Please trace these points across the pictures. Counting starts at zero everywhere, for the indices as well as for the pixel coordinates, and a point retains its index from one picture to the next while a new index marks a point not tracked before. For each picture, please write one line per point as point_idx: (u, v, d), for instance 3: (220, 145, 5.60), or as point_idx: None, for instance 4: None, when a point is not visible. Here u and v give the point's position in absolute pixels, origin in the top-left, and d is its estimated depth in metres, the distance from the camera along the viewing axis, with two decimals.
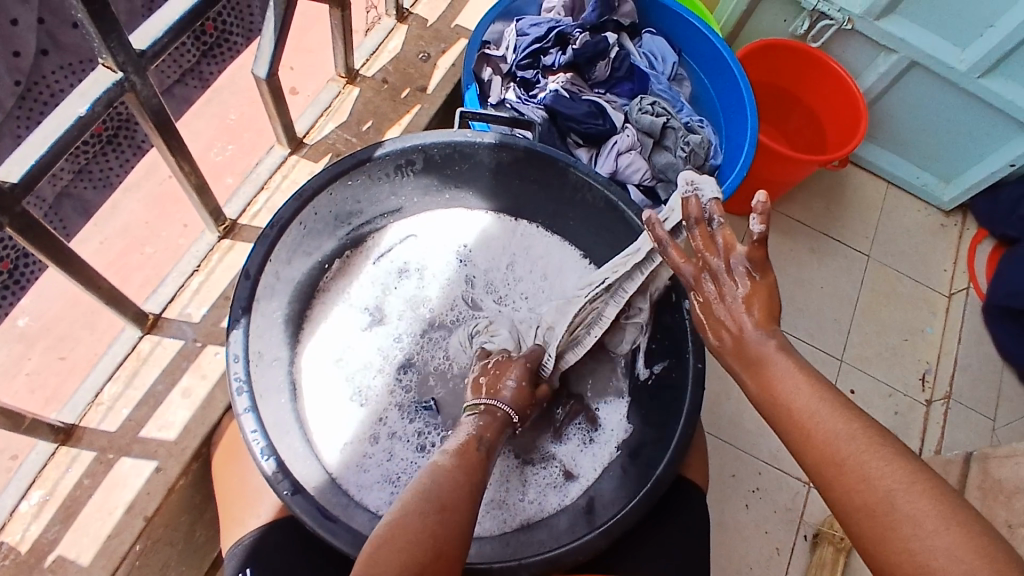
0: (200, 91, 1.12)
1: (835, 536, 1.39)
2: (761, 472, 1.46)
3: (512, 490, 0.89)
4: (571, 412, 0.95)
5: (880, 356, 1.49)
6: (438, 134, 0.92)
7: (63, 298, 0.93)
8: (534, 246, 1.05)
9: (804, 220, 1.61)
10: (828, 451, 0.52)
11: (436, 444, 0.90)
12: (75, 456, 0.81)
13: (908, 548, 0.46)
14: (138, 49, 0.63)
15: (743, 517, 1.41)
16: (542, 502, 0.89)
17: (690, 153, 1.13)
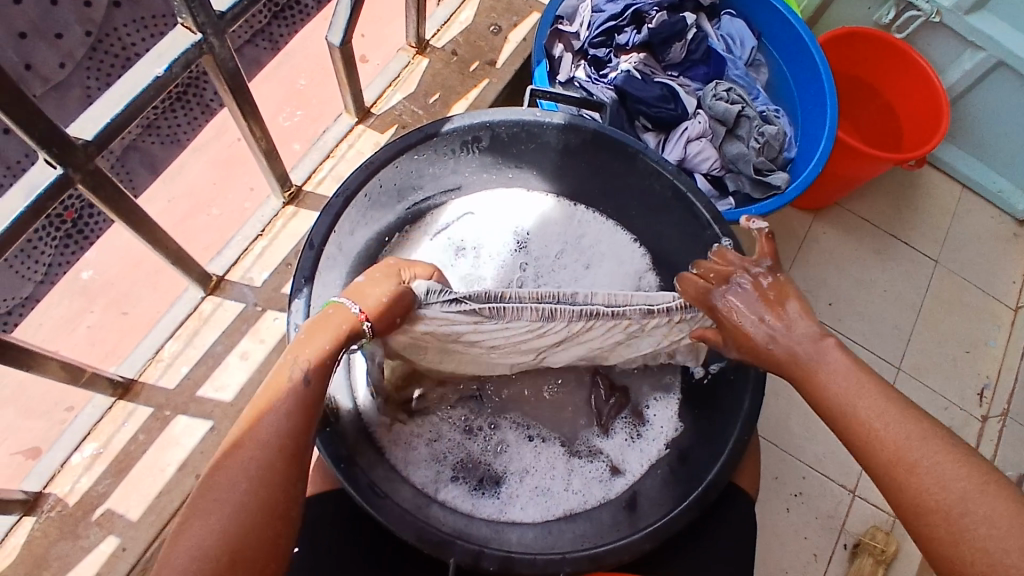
0: (270, 54, 1.10)
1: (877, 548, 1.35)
2: (805, 476, 1.43)
3: (556, 480, 0.88)
4: (618, 407, 0.93)
5: (938, 367, 1.43)
6: (508, 111, 0.90)
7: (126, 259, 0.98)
8: (587, 234, 1.02)
9: (874, 220, 1.55)
10: (895, 450, 0.50)
11: (482, 427, 0.90)
12: (131, 412, 0.85)
13: (988, 552, 0.45)
14: (218, 11, 0.61)
15: (783, 520, 1.39)
16: (586, 494, 0.87)
17: (764, 145, 1.07)
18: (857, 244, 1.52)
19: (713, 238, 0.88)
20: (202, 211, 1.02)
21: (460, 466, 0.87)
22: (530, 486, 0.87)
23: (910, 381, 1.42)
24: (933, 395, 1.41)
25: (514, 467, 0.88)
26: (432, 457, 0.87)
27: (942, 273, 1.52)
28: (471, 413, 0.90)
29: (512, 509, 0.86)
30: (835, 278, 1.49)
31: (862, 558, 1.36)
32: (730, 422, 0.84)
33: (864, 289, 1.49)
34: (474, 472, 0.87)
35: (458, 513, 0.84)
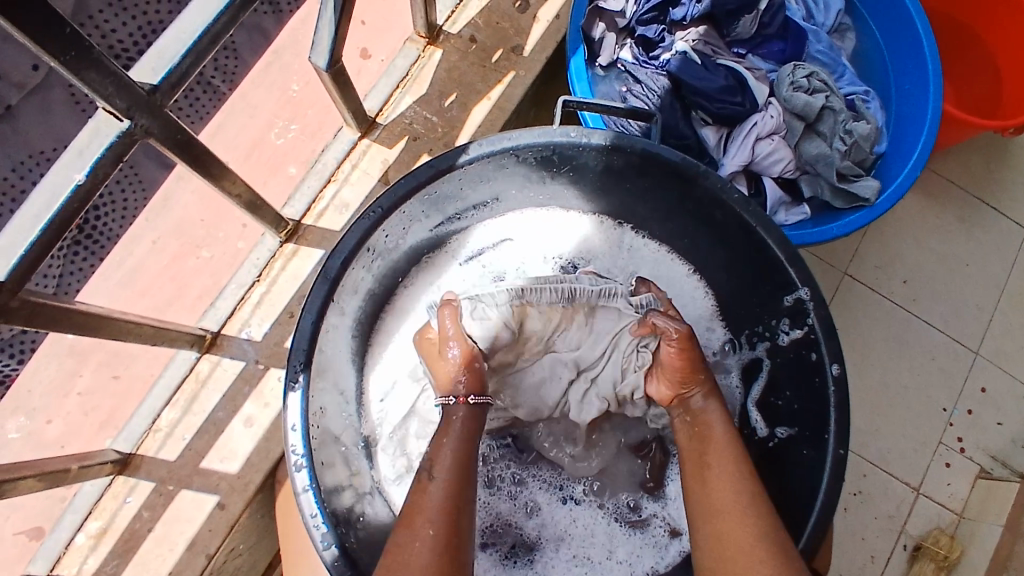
0: (275, 24, 0.97)
1: (942, 553, 1.15)
2: (866, 474, 1.20)
3: (597, 546, 0.77)
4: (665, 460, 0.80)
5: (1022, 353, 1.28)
6: (534, 133, 0.70)
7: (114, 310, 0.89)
8: (640, 265, 0.87)
9: (958, 182, 1.34)
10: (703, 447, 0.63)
11: (505, 477, 0.78)
12: (133, 487, 0.78)
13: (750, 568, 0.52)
14: (148, 85, 0.49)
15: (838, 522, 1.18)
16: (634, 564, 0.76)
17: (852, 145, 0.90)
18: (938, 214, 1.32)
19: (789, 285, 0.73)
20: (191, 253, 0.89)
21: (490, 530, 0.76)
22: (570, 554, 0.76)
23: (988, 368, 1.27)
24: (1014, 385, 1.26)
25: (552, 531, 0.77)
26: None
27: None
28: (490, 462, 0.78)
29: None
30: (913, 254, 1.30)
31: (923, 564, 1.16)
32: (799, 509, 0.71)
33: (944, 267, 1.30)
34: (506, 537, 0.76)
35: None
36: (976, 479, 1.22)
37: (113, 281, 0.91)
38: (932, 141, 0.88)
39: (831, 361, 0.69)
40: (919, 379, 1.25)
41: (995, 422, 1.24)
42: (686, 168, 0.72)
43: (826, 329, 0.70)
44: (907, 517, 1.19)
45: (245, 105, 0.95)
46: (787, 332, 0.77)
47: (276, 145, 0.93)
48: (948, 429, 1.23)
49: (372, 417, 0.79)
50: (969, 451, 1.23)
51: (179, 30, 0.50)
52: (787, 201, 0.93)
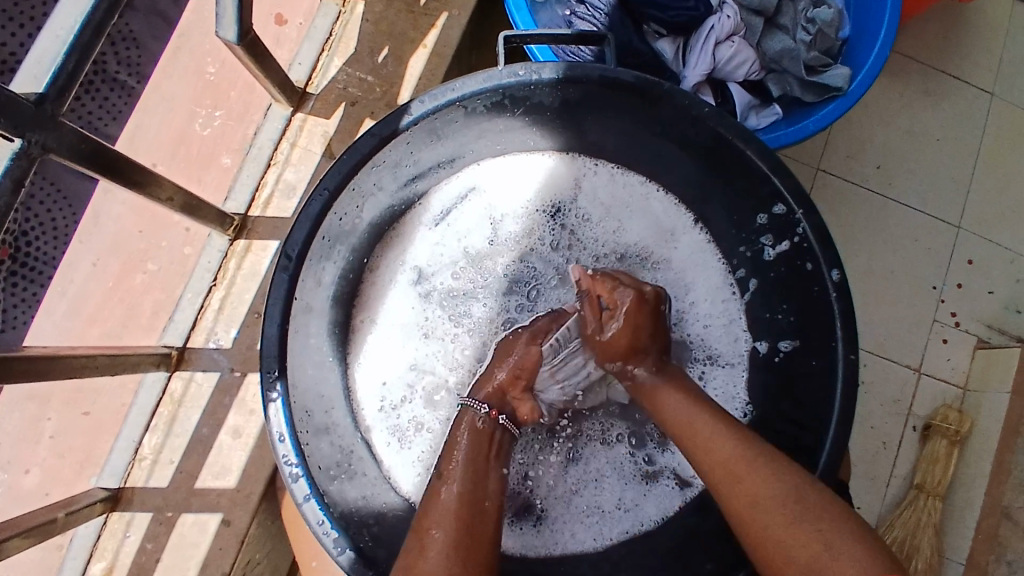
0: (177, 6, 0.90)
1: (951, 424, 1.14)
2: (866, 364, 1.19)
3: (604, 493, 0.73)
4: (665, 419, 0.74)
5: (1004, 217, 1.25)
6: (481, 78, 0.64)
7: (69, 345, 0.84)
8: (618, 197, 0.81)
9: (921, 55, 1.27)
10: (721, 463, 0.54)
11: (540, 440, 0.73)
12: (129, 521, 0.74)
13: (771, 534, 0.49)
14: (32, 95, 0.42)
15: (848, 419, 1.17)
16: (639, 512, 0.72)
17: (816, 35, 0.86)
18: (905, 90, 1.26)
19: (773, 196, 0.69)
20: (138, 268, 0.84)
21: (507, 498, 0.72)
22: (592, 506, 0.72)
23: (973, 239, 1.24)
24: (998, 249, 1.24)
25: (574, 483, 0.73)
26: None
27: (999, 107, 1.28)
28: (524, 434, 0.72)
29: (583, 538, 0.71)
30: (885, 136, 1.25)
31: (935, 442, 1.15)
32: (817, 425, 0.68)
33: (916, 145, 1.25)
34: (520, 499, 0.72)
35: (513, 561, 0.69)
36: (975, 350, 1.20)
37: (59, 313, 0.85)
38: (898, 16, 0.83)
39: (830, 267, 0.66)
40: (903, 261, 1.22)
41: (987, 291, 1.22)
42: (649, 86, 0.66)
43: (819, 234, 0.66)
44: (912, 399, 1.19)
45: (161, 97, 0.88)
46: (772, 247, 0.74)
47: (202, 136, 0.86)
48: (940, 306, 1.21)
49: (363, 404, 0.76)
50: (964, 324, 1.21)
51: (55, 27, 0.43)
52: (756, 104, 0.88)
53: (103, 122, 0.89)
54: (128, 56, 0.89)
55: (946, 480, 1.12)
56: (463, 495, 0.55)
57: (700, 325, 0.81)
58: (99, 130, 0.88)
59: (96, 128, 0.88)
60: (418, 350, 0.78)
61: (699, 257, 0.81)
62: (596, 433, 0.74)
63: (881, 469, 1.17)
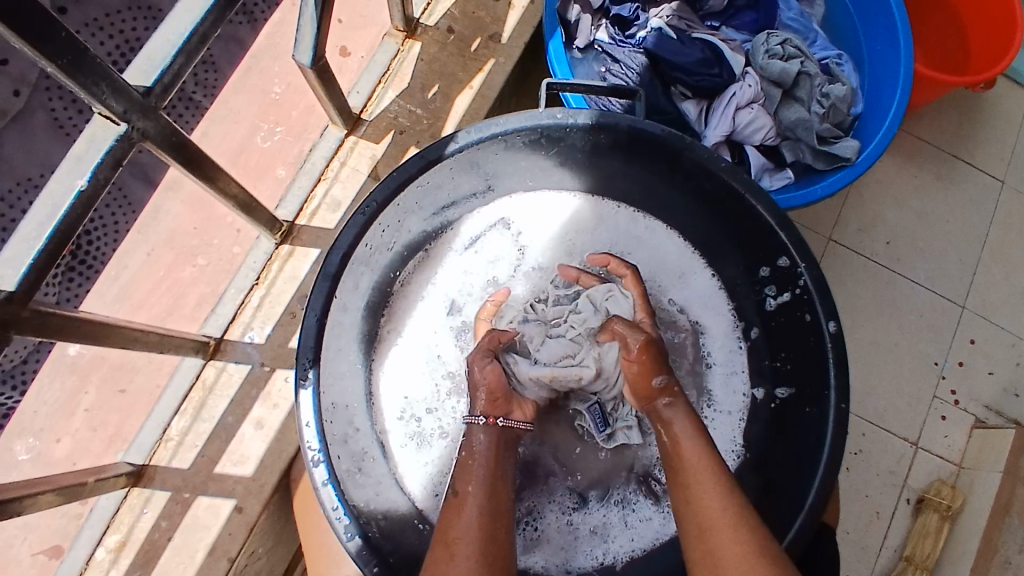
0: (251, 30, 1.00)
1: (944, 502, 1.15)
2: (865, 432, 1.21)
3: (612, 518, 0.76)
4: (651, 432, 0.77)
5: (1008, 302, 1.29)
6: (522, 117, 0.71)
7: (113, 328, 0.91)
8: (636, 240, 0.86)
9: (930, 139, 1.34)
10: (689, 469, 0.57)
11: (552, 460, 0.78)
12: (148, 498, 0.78)
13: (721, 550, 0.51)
14: (141, 88, 0.50)
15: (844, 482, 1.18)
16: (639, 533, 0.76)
17: (829, 108, 0.93)
18: (915, 172, 1.32)
19: (779, 249, 0.74)
20: (187, 262, 0.91)
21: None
22: (581, 535, 0.76)
23: (976, 321, 1.28)
24: (1000, 334, 1.27)
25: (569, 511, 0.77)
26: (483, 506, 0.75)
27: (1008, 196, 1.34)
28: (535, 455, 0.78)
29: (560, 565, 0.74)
30: (893, 213, 1.30)
31: (927, 516, 1.16)
32: (808, 463, 0.72)
33: (925, 224, 1.31)
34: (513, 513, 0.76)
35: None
36: (972, 429, 1.22)
37: (110, 297, 0.92)
38: (907, 96, 0.90)
39: (828, 318, 0.71)
40: (907, 334, 1.26)
41: (986, 372, 1.25)
42: (671, 139, 0.73)
43: (819, 287, 0.71)
44: (908, 471, 1.20)
45: (227, 111, 0.97)
46: (774, 297, 0.79)
47: (262, 149, 0.94)
48: (941, 383, 1.24)
49: (384, 409, 0.78)
50: (963, 403, 1.24)
51: (167, 31, 0.51)
52: (771, 166, 0.95)
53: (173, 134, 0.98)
54: (206, 78, 0.98)
55: (936, 554, 1.13)
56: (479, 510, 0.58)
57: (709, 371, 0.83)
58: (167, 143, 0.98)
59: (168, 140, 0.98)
60: (435, 371, 0.80)
61: (709, 306, 0.85)
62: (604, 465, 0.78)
63: (872, 536, 1.17)
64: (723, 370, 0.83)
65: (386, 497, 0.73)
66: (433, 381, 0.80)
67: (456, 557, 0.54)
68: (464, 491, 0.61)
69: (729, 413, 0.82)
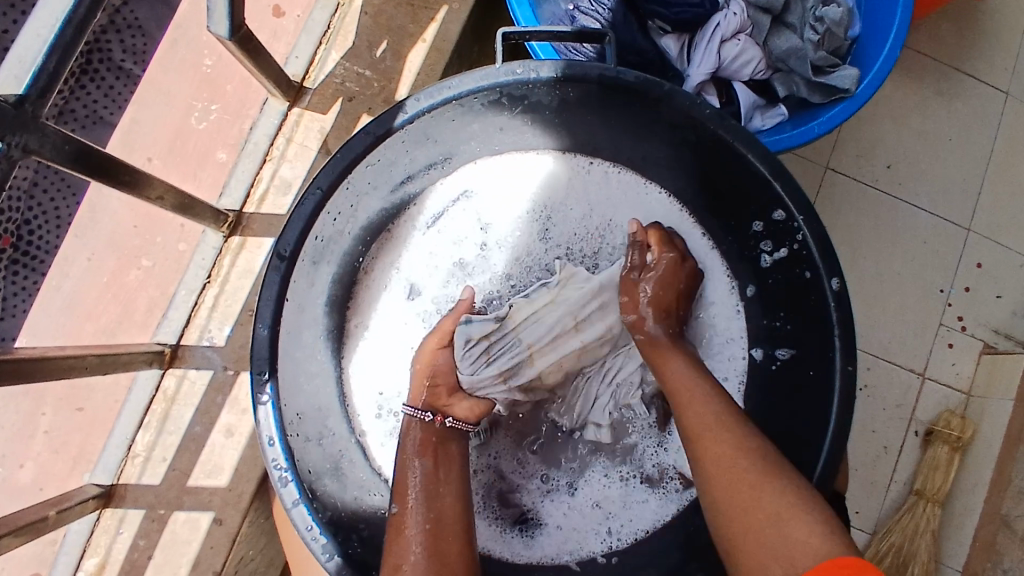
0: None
1: (955, 432, 1.07)
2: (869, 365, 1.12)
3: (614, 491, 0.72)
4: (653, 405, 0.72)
5: (1015, 220, 1.17)
6: (477, 77, 0.64)
7: (65, 338, 0.85)
8: (623, 200, 0.76)
9: (934, 52, 1.19)
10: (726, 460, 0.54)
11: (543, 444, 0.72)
12: (122, 518, 0.74)
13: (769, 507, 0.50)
14: (13, 96, 0.43)
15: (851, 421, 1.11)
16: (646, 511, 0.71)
17: (826, 34, 0.84)
18: (914, 88, 1.18)
19: (772, 201, 0.68)
20: (133, 264, 0.85)
21: (489, 504, 0.71)
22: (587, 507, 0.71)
23: (982, 243, 1.17)
24: (1010, 257, 1.16)
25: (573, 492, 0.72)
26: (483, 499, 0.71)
27: (1016, 105, 1.20)
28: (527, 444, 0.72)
29: (571, 554, 0.70)
30: (893, 135, 1.17)
31: (936, 449, 1.08)
32: (812, 431, 0.68)
33: (926, 144, 1.18)
34: (515, 507, 0.71)
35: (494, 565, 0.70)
36: (980, 355, 1.13)
37: (55, 307, 0.86)
38: (909, 12, 0.82)
39: (829, 275, 0.66)
40: (911, 264, 1.15)
41: (994, 295, 1.15)
42: (647, 88, 0.66)
43: (818, 241, 0.67)
44: (915, 403, 1.12)
45: (155, 92, 0.90)
46: (771, 253, 0.71)
47: (198, 131, 0.88)
48: (947, 310, 1.14)
49: (358, 410, 0.71)
50: (970, 328, 1.14)
51: (37, 24, 0.43)
52: (763, 103, 0.87)
53: (108, 110, 0.91)
54: (133, 43, 0.91)
55: (947, 486, 1.06)
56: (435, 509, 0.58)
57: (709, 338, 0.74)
58: (102, 118, 0.91)
59: (103, 117, 0.90)
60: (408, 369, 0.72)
61: (711, 269, 0.75)
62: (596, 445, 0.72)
63: (880, 473, 1.11)
64: (733, 338, 0.74)
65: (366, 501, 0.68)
66: (405, 378, 0.72)
67: (399, 575, 0.54)
68: (404, 504, 0.60)
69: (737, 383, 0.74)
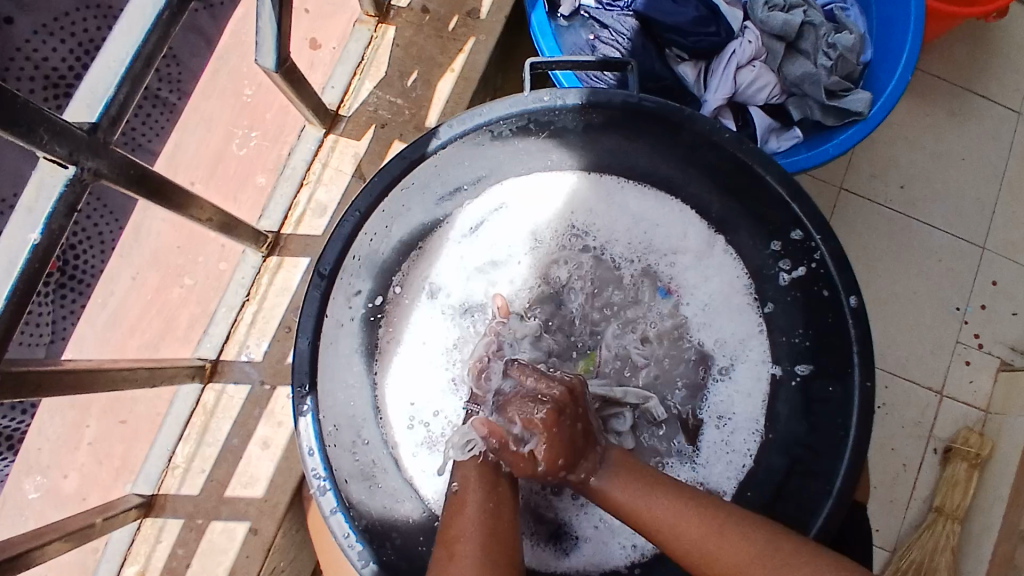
0: (216, 28, 0.97)
1: (974, 450, 1.08)
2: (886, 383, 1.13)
3: None
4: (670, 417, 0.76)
5: None
6: (506, 104, 0.67)
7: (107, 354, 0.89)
8: (642, 215, 0.80)
9: (946, 75, 1.22)
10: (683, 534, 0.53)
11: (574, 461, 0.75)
12: (162, 527, 0.77)
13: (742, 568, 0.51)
14: (86, 124, 0.47)
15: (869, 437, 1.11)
16: None
17: (838, 60, 0.88)
18: (927, 110, 1.21)
19: (790, 222, 0.70)
20: (174, 282, 0.89)
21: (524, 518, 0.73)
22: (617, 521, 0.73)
23: (997, 262, 1.18)
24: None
25: (600, 502, 0.74)
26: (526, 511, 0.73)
27: None
28: None
29: (598, 566, 0.72)
30: (907, 156, 1.20)
31: (955, 466, 1.09)
32: (830, 445, 0.69)
33: (940, 166, 1.20)
34: (549, 521, 0.73)
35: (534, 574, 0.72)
36: (998, 373, 1.14)
37: (99, 324, 0.90)
38: (920, 40, 0.85)
39: (848, 293, 0.68)
40: (927, 283, 1.17)
41: (1010, 313, 1.16)
42: (668, 112, 0.68)
43: (837, 260, 0.68)
44: (933, 421, 1.13)
45: (196, 119, 0.95)
46: (789, 272, 0.74)
47: (238, 156, 0.92)
48: (963, 328, 1.15)
49: (391, 422, 0.74)
50: (987, 346, 1.15)
51: (107, 57, 0.47)
52: (777, 127, 0.90)
53: (147, 137, 0.97)
54: (168, 73, 0.96)
55: (965, 503, 1.07)
56: (480, 503, 0.58)
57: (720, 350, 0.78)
58: (144, 146, 0.96)
59: (141, 144, 0.97)
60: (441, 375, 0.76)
61: (721, 278, 0.79)
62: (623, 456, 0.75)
63: (900, 489, 1.11)
64: (749, 350, 0.78)
65: (400, 509, 0.70)
66: (439, 384, 0.75)
67: (457, 558, 0.53)
68: (463, 491, 0.60)
69: (753, 394, 0.77)
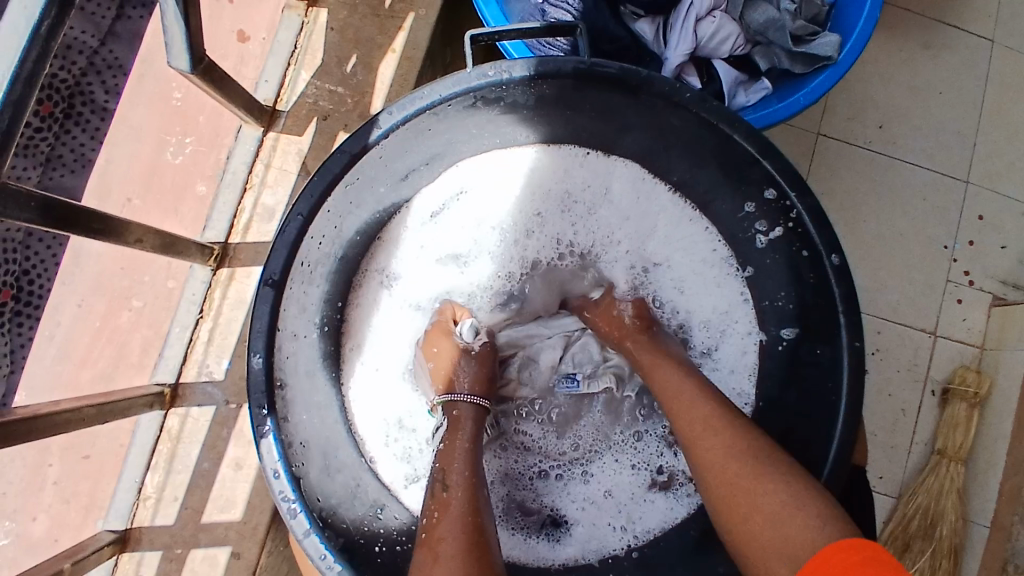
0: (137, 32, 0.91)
1: (971, 389, 1.06)
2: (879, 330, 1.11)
3: (630, 489, 0.72)
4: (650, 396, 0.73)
5: (1014, 167, 1.15)
6: (450, 83, 0.62)
7: (62, 388, 0.85)
8: (606, 189, 0.77)
9: (915, 5, 1.16)
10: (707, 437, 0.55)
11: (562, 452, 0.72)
12: (140, 561, 0.74)
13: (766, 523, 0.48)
14: None
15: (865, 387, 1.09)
16: (666, 508, 0.70)
17: (801, 5, 0.84)
18: (899, 44, 1.16)
19: (764, 180, 0.66)
20: (123, 306, 0.84)
21: (513, 512, 0.71)
22: (609, 507, 0.71)
23: (982, 195, 1.15)
24: (1010, 204, 1.14)
25: (590, 491, 0.71)
26: (513, 506, 0.71)
27: (1002, 51, 1.17)
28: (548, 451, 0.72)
29: (595, 553, 0.70)
30: (881, 94, 1.15)
31: (955, 407, 1.07)
32: (823, 409, 0.66)
33: (917, 101, 1.15)
34: (538, 512, 0.71)
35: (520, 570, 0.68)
36: (991, 308, 1.11)
37: (50, 357, 0.86)
38: None
39: (830, 252, 0.64)
40: (914, 222, 1.13)
41: (999, 246, 1.13)
42: (623, 76, 0.63)
43: (815, 216, 0.64)
44: (929, 363, 1.10)
45: (127, 131, 0.90)
46: (766, 232, 0.70)
47: (174, 165, 0.87)
48: (952, 266, 1.12)
49: (366, 434, 0.72)
50: (978, 282, 1.12)
51: None
52: (744, 79, 0.84)
53: (90, 150, 0.91)
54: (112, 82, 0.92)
55: (968, 443, 1.05)
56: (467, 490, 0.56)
57: (702, 327, 0.76)
58: (85, 158, 0.91)
59: (81, 155, 0.91)
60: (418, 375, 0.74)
61: (693, 246, 0.76)
62: (608, 440, 0.73)
63: (901, 435, 1.09)
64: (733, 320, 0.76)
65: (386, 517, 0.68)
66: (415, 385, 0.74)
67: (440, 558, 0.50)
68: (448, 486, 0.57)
69: (738, 370, 0.75)
